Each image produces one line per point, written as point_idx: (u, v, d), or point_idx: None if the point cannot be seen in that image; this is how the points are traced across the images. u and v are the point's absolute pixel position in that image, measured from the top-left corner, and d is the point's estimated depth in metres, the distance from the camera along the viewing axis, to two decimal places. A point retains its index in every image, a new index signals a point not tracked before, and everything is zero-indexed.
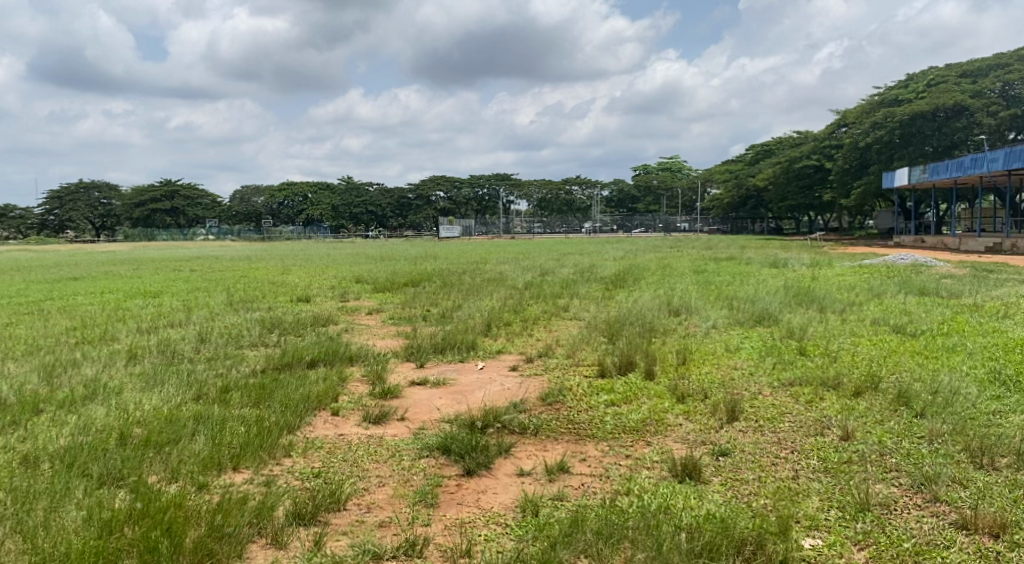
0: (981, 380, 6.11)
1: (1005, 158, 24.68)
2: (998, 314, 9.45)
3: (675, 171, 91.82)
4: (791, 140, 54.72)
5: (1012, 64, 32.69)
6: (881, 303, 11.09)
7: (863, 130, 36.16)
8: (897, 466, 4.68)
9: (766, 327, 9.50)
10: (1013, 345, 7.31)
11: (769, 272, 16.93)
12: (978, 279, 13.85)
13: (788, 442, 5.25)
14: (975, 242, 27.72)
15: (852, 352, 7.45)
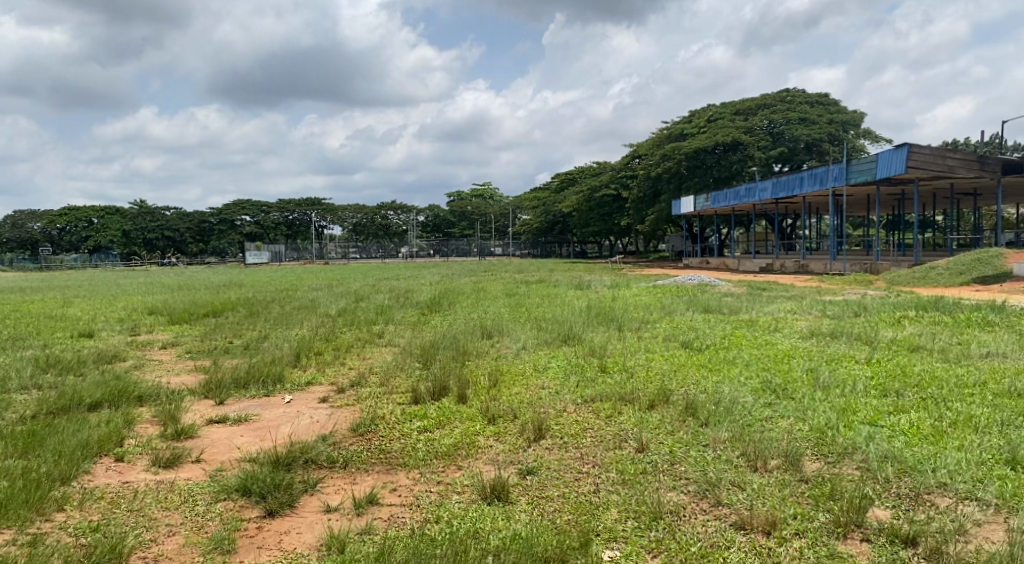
0: (756, 389, 6.73)
1: (773, 188, 27.61)
2: (769, 327, 10.48)
3: (487, 197, 94.06)
4: (592, 168, 57.88)
5: (775, 105, 36.77)
6: (672, 320, 11.95)
7: (655, 161, 39.00)
8: (686, 474, 5.01)
9: (570, 346, 9.92)
10: (781, 355, 8.14)
11: (574, 294, 17.69)
12: (754, 297, 15.31)
13: (590, 456, 5.49)
14: (751, 263, 30.70)
15: (647, 368, 7.91)
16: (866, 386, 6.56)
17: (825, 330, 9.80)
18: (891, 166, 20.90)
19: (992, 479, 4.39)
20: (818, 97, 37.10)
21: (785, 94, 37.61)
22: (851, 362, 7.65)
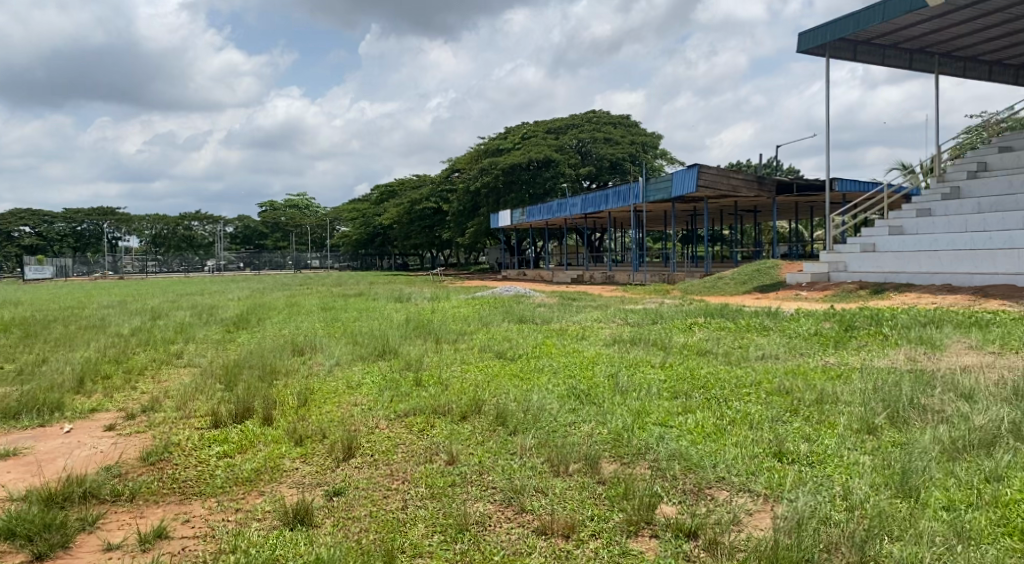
0: (562, 396, 6.98)
1: (582, 203, 28.97)
2: (578, 336, 10.95)
3: (303, 207, 91.12)
4: (411, 181, 57.85)
5: (584, 125, 38.70)
6: (488, 331, 12.16)
7: (472, 175, 39.66)
8: (493, 483, 5.08)
9: (385, 361, 9.81)
10: (588, 363, 8.51)
11: (392, 307, 17.53)
12: (565, 307, 15.92)
13: (400, 472, 5.43)
14: (564, 275, 32.00)
15: (460, 380, 7.98)
16: (660, 390, 7.00)
17: (626, 337, 10.37)
18: (685, 185, 22.61)
19: (763, 470, 4.81)
20: (621, 119, 39.46)
21: (591, 114, 39.66)
22: (648, 367, 8.14)
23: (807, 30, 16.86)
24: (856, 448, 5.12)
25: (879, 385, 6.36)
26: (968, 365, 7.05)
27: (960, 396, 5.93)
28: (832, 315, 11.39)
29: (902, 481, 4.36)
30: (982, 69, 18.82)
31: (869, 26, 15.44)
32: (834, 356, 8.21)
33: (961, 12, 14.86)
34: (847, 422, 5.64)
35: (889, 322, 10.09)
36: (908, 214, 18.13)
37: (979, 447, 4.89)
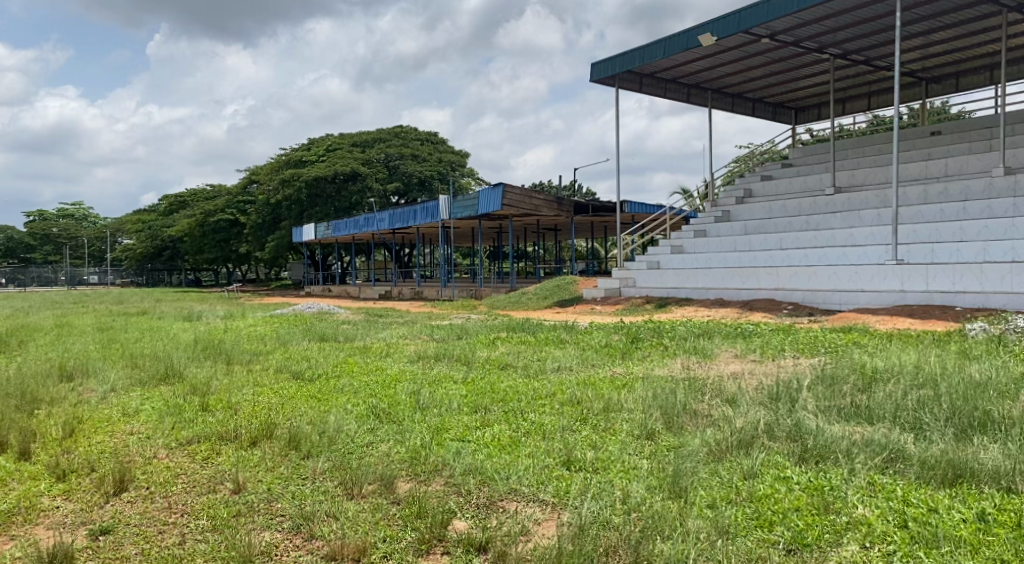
0: (360, 415, 6.84)
1: (389, 218, 28.80)
2: (381, 353, 10.81)
3: (79, 218, 82.94)
4: (205, 192, 54.58)
5: (390, 140, 38.60)
6: (286, 350, 11.67)
7: (274, 187, 38.14)
8: (283, 510, 4.87)
9: (169, 385, 9.10)
10: (389, 381, 8.39)
11: (180, 326, 16.33)
12: (369, 324, 15.65)
13: (178, 504, 5.05)
14: (371, 291, 31.62)
15: (252, 403, 7.57)
16: (460, 404, 7.07)
17: (429, 354, 10.37)
18: (490, 202, 23.17)
19: (552, 479, 5.00)
20: (427, 135, 39.77)
21: (398, 130, 39.59)
22: (449, 382, 8.17)
23: (599, 61, 17.90)
24: (637, 453, 5.46)
25: (658, 392, 6.83)
26: (733, 372, 7.78)
27: (725, 401, 6.51)
28: (622, 327, 12.11)
29: (674, 482, 4.70)
30: (747, 105, 20.99)
31: (652, 61, 16.67)
32: (621, 367, 8.72)
33: (730, 53, 16.48)
34: (629, 429, 6.01)
35: (670, 334, 10.91)
36: (688, 234, 19.80)
37: (739, 447, 5.39)
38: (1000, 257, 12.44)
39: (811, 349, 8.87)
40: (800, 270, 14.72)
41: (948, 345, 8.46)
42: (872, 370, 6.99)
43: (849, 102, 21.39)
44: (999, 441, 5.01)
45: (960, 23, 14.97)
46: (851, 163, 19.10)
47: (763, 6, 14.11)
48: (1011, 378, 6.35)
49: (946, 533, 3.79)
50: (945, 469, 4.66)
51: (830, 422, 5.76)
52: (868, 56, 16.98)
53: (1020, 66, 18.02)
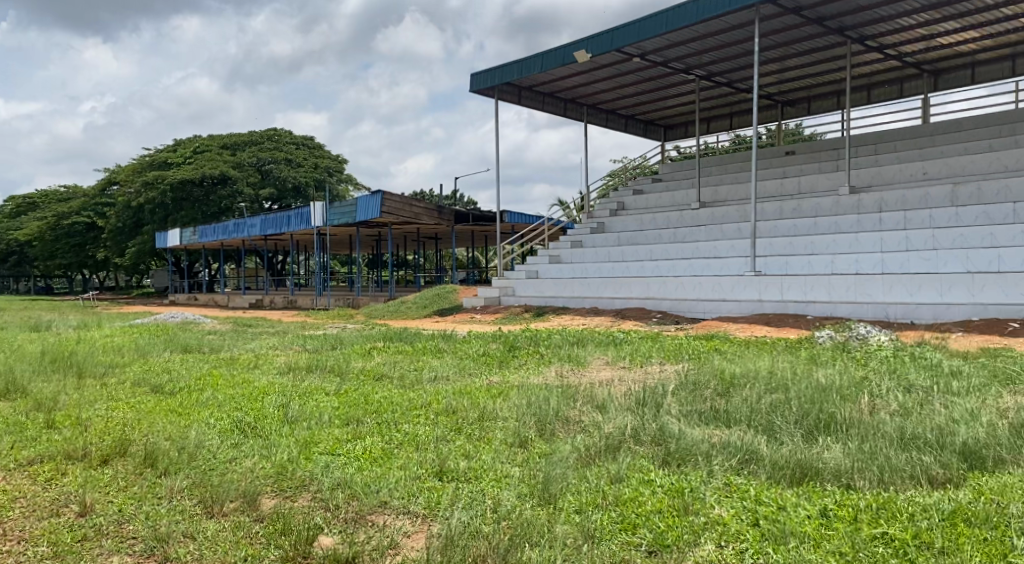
0: (225, 430, 6.56)
1: (261, 225, 27.85)
2: (249, 365, 10.40)
3: None
4: (57, 193, 50.89)
5: (263, 144, 37.37)
6: (145, 363, 11.02)
7: (135, 189, 36.06)
8: (134, 532, 4.58)
9: (10, 402, 8.39)
10: (258, 393, 8.09)
11: (25, 337, 15.09)
12: (238, 334, 15.03)
13: (16, 531, 4.66)
14: (241, 300, 30.43)
15: (105, 419, 7.10)
16: (331, 417, 6.90)
17: (301, 365, 10.07)
18: (367, 210, 22.84)
19: (423, 491, 4.95)
20: (302, 140, 38.78)
21: (272, 133, 38.33)
22: (321, 394, 7.95)
23: (479, 72, 18.04)
24: (510, 461, 5.51)
25: (531, 400, 6.90)
26: (604, 379, 7.98)
27: (595, 407, 6.68)
28: (499, 336, 12.19)
29: (544, 489, 4.77)
30: (620, 121, 21.73)
31: (530, 74, 16.95)
32: (497, 376, 8.77)
33: (604, 69, 17.00)
34: (502, 437, 6.05)
35: (545, 342, 11.09)
36: (564, 245, 20.24)
37: (607, 452, 5.54)
38: (846, 269, 13.42)
39: (677, 356, 9.25)
40: (669, 280, 15.33)
41: (800, 351, 9.05)
42: (731, 376, 7.36)
43: (713, 121, 22.55)
44: (840, 441, 5.39)
45: (811, 51, 16.12)
46: (715, 179, 20.12)
47: (635, 26, 14.66)
48: (853, 382, 6.85)
49: (793, 529, 4.03)
50: (793, 468, 4.97)
51: (692, 426, 6.02)
52: (730, 78, 17.97)
53: (863, 93, 19.60)
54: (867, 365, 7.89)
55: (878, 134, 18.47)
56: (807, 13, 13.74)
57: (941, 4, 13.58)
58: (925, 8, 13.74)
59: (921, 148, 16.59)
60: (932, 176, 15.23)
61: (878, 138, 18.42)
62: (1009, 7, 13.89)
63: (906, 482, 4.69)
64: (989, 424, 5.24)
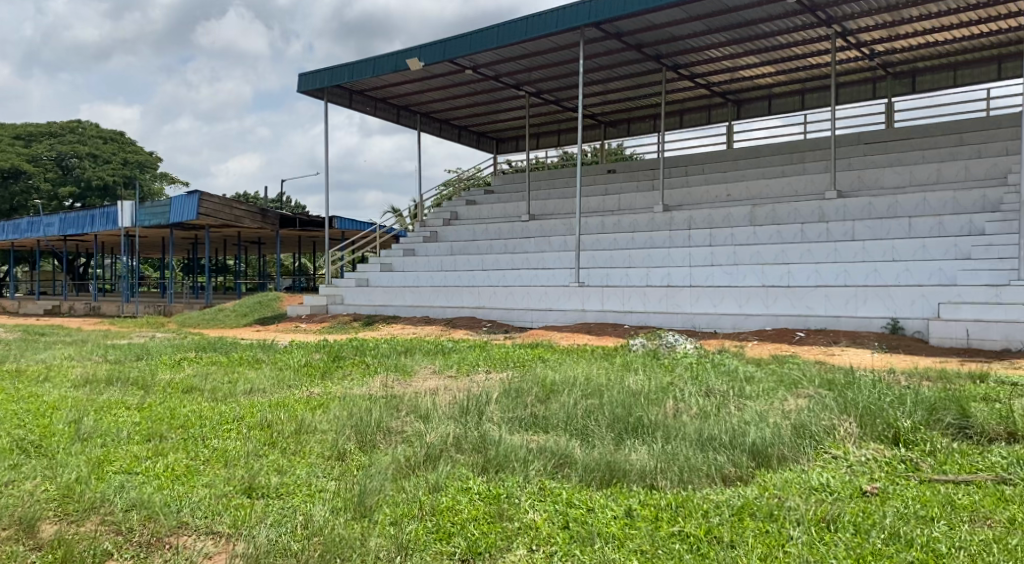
0: (2, 451, 5.88)
1: (60, 224, 25.46)
2: (37, 378, 9.40)
3: None
4: None
5: (64, 135, 34.14)
6: None
7: None
8: None
9: None
10: (45, 409, 7.33)
11: None
12: (26, 344, 13.57)
13: None
14: (34, 305, 27.60)
15: None
16: (131, 433, 6.39)
17: (99, 377, 9.24)
18: (182, 212, 21.49)
19: (229, 509, 4.69)
20: (111, 134, 35.83)
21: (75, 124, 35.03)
22: (121, 409, 7.33)
23: (307, 72, 17.50)
24: (326, 474, 5.34)
25: (352, 412, 6.74)
26: (428, 388, 7.95)
27: (417, 417, 6.64)
28: (322, 346, 11.82)
29: (359, 502, 4.67)
30: (452, 131, 21.90)
31: (361, 78, 16.68)
32: (318, 387, 8.50)
33: (436, 79, 17.06)
34: (320, 450, 5.86)
35: (371, 352, 10.90)
36: (395, 253, 20.07)
37: (426, 462, 5.51)
38: (659, 281, 14.27)
39: (502, 364, 9.41)
40: (498, 289, 15.59)
41: (615, 358, 9.50)
42: (551, 383, 7.57)
43: (542, 137, 23.27)
44: (647, 442, 5.71)
45: (631, 75, 17.06)
46: (544, 193, 20.75)
47: (466, 38, 14.82)
48: (660, 387, 7.28)
49: (599, 530, 4.20)
50: (603, 470, 5.19)
51: (511, 432, 6.13)
52: (558, 96, 18.64)
53: (676, 118, 21.02)
54: (674, 371, 8.42)
55: (691, 157, 19.85)
56: (627, 39, 14.52)
57: (744, 40, 14.83)
58: (731, 43, 14.93)
59: (726, 172, 18.00)
60: (735, 198, 16.54)
61: (691, 161, 19.78)
62: (800, 47, 15.41)
63: (702, 480, 5.03)
64: (774, 424, 5.73)
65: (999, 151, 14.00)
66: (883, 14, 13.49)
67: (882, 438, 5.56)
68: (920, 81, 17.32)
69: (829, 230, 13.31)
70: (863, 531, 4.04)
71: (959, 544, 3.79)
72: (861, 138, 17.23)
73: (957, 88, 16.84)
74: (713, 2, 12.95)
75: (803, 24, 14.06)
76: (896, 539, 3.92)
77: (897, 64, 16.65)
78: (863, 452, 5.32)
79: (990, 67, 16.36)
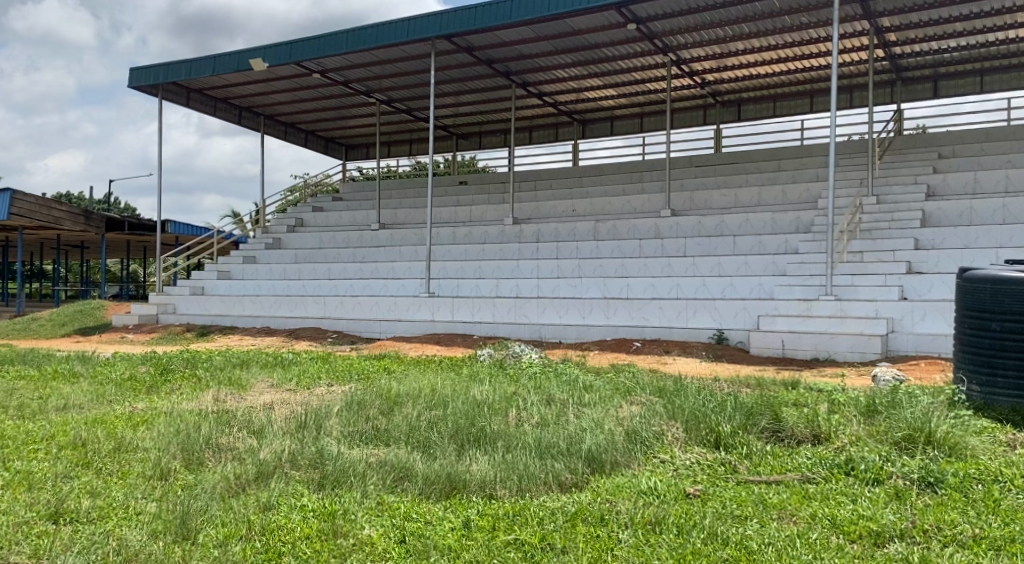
0: None
1: None
2: None
3: None
4: None
5: None
6: None
7: None
8: None
9: None
10: None
11: None
12: None
13: None
14: None
15: None
16: None
17: None
18: None
19: (30, 537, 4.28)
20: None
21: None
22: None
23: (139, 66, 16.42)
24: (147, 496, 4.98)
25: (179, 428, 6.33)
26: (265, 403, 7.62)
27: (251, 432, 6.35)
28: (149, 358, 11.06)
29: (181, 524, 4.40)
30: (299, 135, 21.26)
31: (199, 76, 15.86)
32: (143, 402, 7.94)
33: (281, 81, 16.52)
34: (140, 470, 5.48)
35: (204, 364, 10.32)
36: (235, 260, 19.18)
37: (258, 479, 5.28)
38: (508, 292, 14.50)
39: (345, 377, 9.16)
40: (344, 299, 15.25)
41: (461, 369, 9.53)
42: (395, 395, 7.48)
43: (393, 146, 23.09)
44: (488, 452, 5.78)
45: (481, 90, 17.29)
46: (393, 202, 20.57)
47: (313, 42, 14.48)
48: (504, 397, 7.37)
49: (434, 543, 4.18)
50: (442, 482, 5.18)
51: (350, 447, 6.00)
52: (408, 105, 18.58)
53: (525, 133, 21.53)
54: (518, 381, 8.55)
55: (539, 173, 20.35)
56: (478, 53, 14.71)
57: (588, 62, 15.42)
58: (576, 64, 15.49)
59: (572, 188, 18.61)
60: (580, 213, 17.13)
61: (539, 176, 20.28)
62: (640, 72, 16.22)
63: (540, 488, 5.14)
64: (608, 431, 5.96)
65: (811, 177, 15.34)
66: (712, 45, 14.47)
67: (704, 442, 5.92)
68: (745, 110, 18.72)
69: (664, 246, 14.06)
70: (684, 532, 4.27)
71: (767, 540, 4.08)
72: (694, 160, 18.37)
73: (776, 118, 18.34)
74: (561, 24, 13.37)
75: (643, 51, 14.81)
76: (714, 537, 4.17)
77: (726, 93, 17.90)
78: (688, 455, 5.65)
79: (804, 100, 17.94)
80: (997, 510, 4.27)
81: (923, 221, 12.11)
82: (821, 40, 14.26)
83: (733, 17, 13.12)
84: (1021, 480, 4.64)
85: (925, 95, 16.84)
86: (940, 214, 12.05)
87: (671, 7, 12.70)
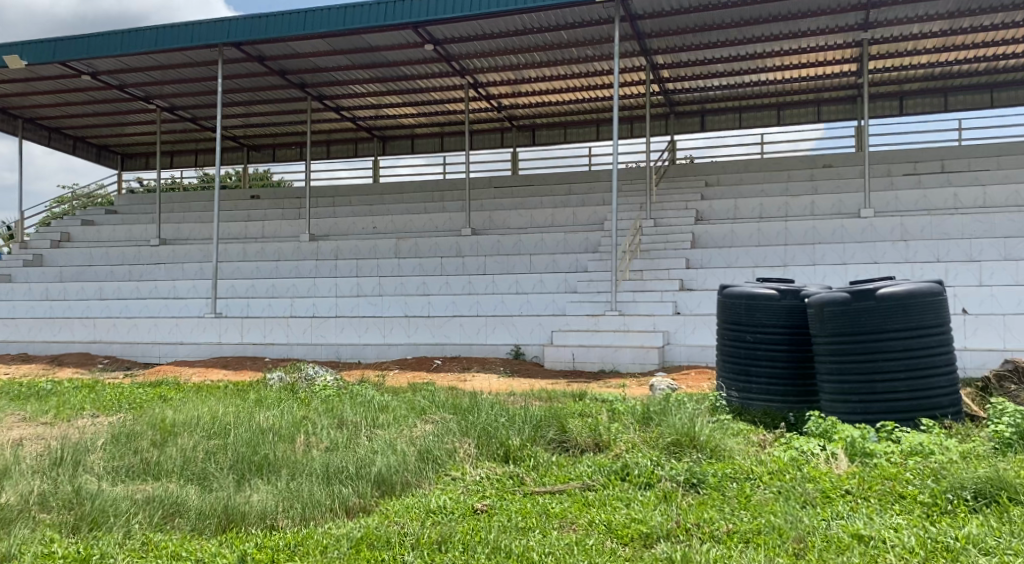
0: None
1: None
2: None
3: None
4: None
5: None
6: None
7: None
8: None
9: None
10: None
11: None
12: None
13: None
14: None
15: None
16: None
17: None
18: None
19: None
20: None
21: None
22: None
23: None
24: None
25: None
26: (12, 439, 6.76)
27: None
28: None
29: None
30: (66, 142, 19.31)
31: None
32: None
33: (43, 81, 14.93)
34: None
35: None
36: None
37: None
38: (303, 311, 14.01)
39: (112, 407, 8.35)
40: (118, 321, 13.97)
41: (248, 395, 9.00)
42: (169, 425, 6.91)
43: (177, 156, 21.82)
44: (270, 481, 5.50)
45: (274, 101, 16.69)
46: (177, 216, 19.22)
47: (82, 41, 13.23)
48: (292, 422, 7.04)
49: None
50: (218, 515, 4.87)
51: (114, 483, 5.46)
52: (194, 114, 17.52)
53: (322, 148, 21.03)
54: (309, 404, 8.24)
55: (336, 189, 19.95)
56: (269, 63, 14.16)
57: (386, 79, 15.37)
58: (373, 80, 15.38)
59: (371, 205, 18.40)
60: (381, 230, 16.96)
61: (336, 192, 19.85)
62: (437, 92, 16.41)
63: (324, 515, 4.96)
64: (401, 452, 5.89)
65: (598, 202, 16.26)
66: (506, 71, 14.96)
67: (495, 457, 6.03)
68: (538, 135, 19.54)
69: (464, 265, 14.27)
70: (469, 548, 4.30)
71: (547, 550, 4.21)
72: (493, 181, 18.88)
73: (567, 144, 19.32)
74: (356, 40, 13.22)
75: (439, 71, 15.00)
76: (497, 552, 4.24)
77: (521, 118, 18.57)
78: (478, 471, 5.72)
79: (591, 128, 19.08)
80: (748, 506, 4.71)
81: (694, 242, 13.18)
82: (605, 72, 15.22)
83: (525, 45, 13.65)
84: (768, 477, 5.15)
85: (694, 128, 18.56)
86: (707, 236, 13.15)
87: (467, 31, 12.98)
